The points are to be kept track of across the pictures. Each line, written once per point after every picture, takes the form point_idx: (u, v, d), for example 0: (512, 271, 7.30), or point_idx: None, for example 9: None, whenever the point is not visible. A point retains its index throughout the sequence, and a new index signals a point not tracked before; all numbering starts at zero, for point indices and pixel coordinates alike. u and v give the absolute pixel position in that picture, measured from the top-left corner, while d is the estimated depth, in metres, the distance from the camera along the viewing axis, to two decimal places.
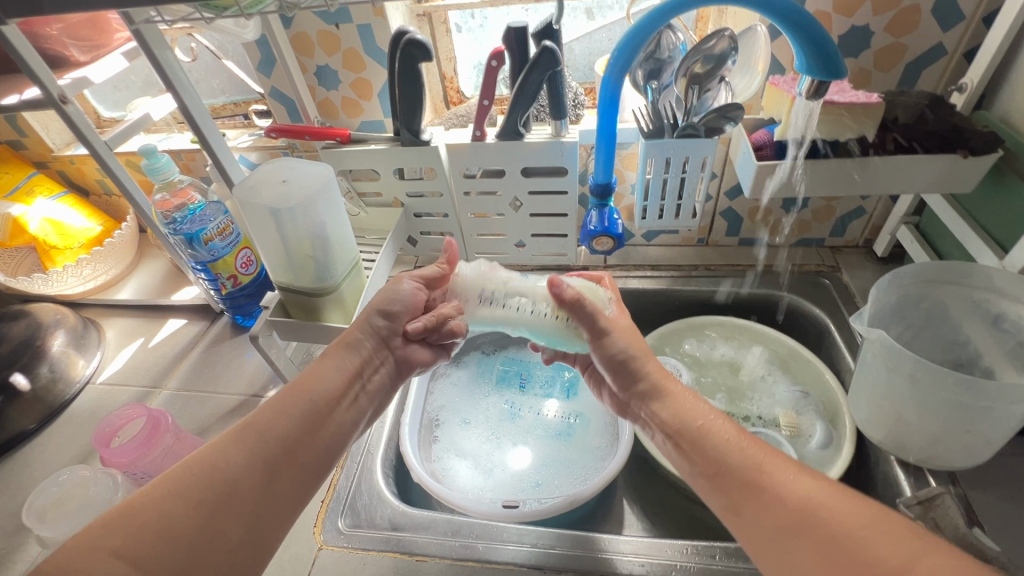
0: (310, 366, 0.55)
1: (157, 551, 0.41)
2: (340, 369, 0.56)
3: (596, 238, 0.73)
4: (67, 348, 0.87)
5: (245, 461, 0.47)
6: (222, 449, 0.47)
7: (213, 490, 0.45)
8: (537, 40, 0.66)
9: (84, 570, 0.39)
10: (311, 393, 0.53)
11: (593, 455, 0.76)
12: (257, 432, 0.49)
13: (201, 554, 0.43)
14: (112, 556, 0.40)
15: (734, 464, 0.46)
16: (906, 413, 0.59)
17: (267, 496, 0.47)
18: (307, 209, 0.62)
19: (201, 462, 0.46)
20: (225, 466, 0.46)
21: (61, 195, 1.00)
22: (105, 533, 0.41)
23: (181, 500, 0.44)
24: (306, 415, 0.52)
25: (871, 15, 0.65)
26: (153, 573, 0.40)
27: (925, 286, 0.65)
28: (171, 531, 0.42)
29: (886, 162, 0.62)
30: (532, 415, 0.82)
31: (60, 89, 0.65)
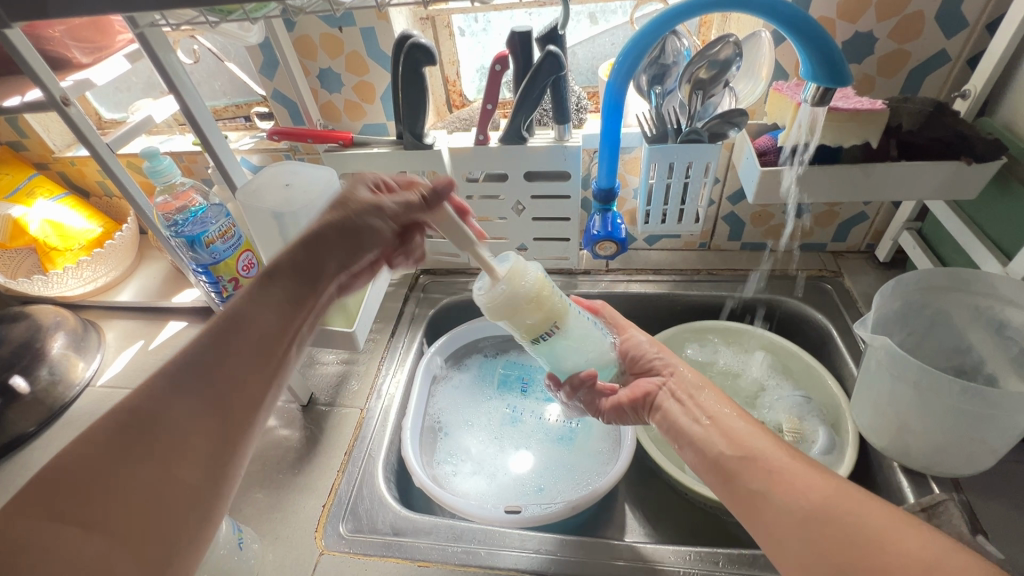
0: (243, 297, 0.48)
1: (109, 510, 0.37)
2: (279, 296, 0.50)
3: (599, 242, 0.73)
4: (67, 350, 0.87)
5: (195, 402, 0.43)
6: (159, 396, 0.42)
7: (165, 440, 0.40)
8: (542, 44, 0.66)
9: (34, 543, 0.34)
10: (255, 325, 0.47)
11: (595, 460, 0.76)
12: (202, 372, 0.44)
13: (160, 509, 0.38)
14: (57, 521, 0.35)
15: None
16: (910, 420, 0.59)
17: (227, 433, 0.43)
18: (311, 212, 0.62)
19: (145, 414, 0.41)
20: (173, 413, 0.41)
21: (62, 197, 1.00)
22: (41, 499, 0.36)
23: (130, 457, 0.39)
24: (252, 352, 0.46)
25: (875, 21, 0.65)
26: (115, 536, 0.36)
27: (928, 292, 0.65)
28: (126, 488, 0.38)
29: (889, 168, 0.62)
30: (533, 418, 0.82)
31: (62, 90, 0.65)
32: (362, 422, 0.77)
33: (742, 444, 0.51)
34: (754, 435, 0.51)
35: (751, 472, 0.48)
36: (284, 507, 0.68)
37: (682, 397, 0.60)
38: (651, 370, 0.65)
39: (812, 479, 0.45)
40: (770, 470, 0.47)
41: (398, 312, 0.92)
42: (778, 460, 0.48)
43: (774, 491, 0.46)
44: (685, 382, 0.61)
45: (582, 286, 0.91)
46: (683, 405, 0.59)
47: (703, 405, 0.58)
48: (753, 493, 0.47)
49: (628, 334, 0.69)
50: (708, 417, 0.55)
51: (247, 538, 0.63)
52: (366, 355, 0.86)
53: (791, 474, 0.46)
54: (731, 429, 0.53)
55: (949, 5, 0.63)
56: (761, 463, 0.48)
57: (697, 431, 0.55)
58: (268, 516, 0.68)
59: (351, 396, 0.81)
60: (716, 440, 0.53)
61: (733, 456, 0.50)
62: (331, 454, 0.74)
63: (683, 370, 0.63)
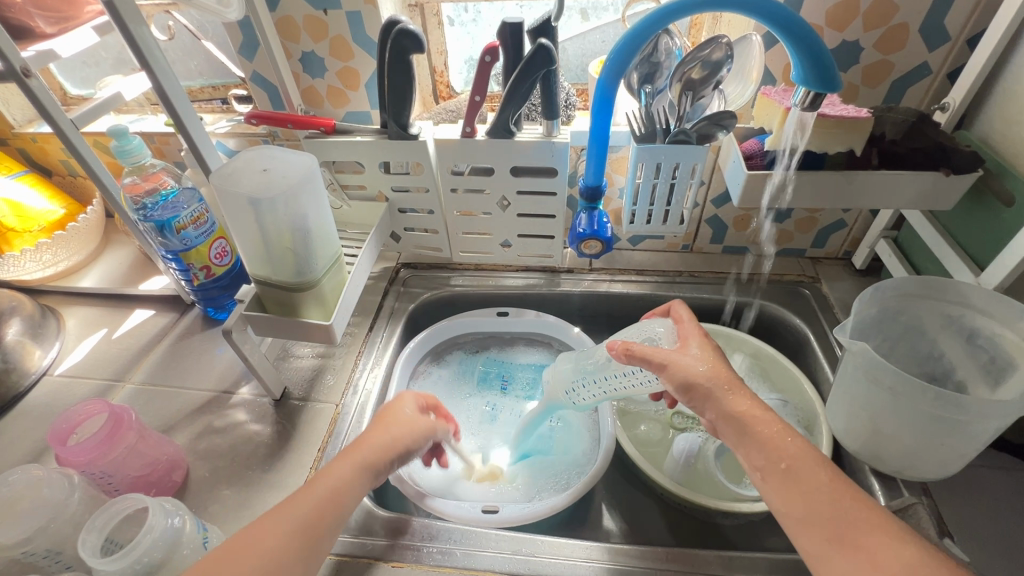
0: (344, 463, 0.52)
1: None
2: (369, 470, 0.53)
3: (585, 240, 0.72)
4: (22, 337, 0.83)
5: (270, 553, 0.45)
6: (259, 533, 0.46)
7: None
8: (534, 36, 0.65)
9: None
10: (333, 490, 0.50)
11: (574, 458, 0.76)
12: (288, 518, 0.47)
13: None
14: None
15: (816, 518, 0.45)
16: (884, 424, 0.60)
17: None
18: (289, 200, 0.59)
19: (223, 555, 0.44)
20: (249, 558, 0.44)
21: (21, 174, 0.95)
22: None
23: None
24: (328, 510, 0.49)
25: (862, 31, 0.66)
26: None
27: (904, 299, 0.66)
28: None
29: (871, 176, 0.63)
30: (513, 415, 0.81)
31: (23, 61, 0.61)
32: (337, 417, 0.74)
33: (796, 500, 0.47)
34: (812, 488, 0.47)
35: (809, 534, 0.46)
36: (252, 505, 0.66)
37: (737, 444, 0.51)
38: (698, 407, 0.53)
39: (882, 548, 0.43)
40: (827, 531, 0.45)
41: (377, 305, 0.89)
42: (840, 521, 0.45)
43: (836, 559, 0.44)
44: (738, 427, 0.50)
45: (564, 285, 0.91)
46: (740, 457, 0.51)
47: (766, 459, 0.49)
48: (810, 556, 0.46)
49: (671, 368, 0.53)
50: (757, 471, 0.50)
51: (211, 537, 0.59)
52: (343, 348, 0.83)
53: (864, 544, 0.43)
54: (784, 486, 0.48)
55: (933, 18, 0.64)
56: (826, 528, 0.45)
57: (756, 487, 0.50)
58: (235, 515, 0.65)
59: (326, 389, 0.78)
60: (769, 495, 0.49)
61: (789, 516, 0.47)
62: (304, 450, 0.71)
63: (731, 405, 0.51)
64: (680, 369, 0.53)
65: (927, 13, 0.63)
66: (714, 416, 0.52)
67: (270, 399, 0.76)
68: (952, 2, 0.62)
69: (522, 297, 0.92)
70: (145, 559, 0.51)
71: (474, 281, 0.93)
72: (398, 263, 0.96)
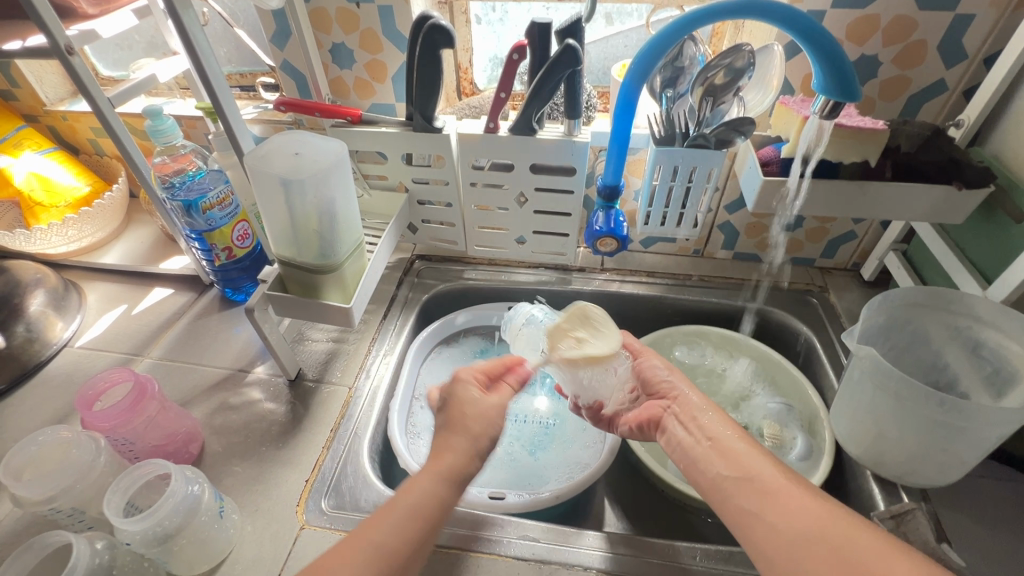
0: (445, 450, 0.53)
1: None
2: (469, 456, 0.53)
3: (601, 238, 0.74)
4: (45, 309, 0.85)
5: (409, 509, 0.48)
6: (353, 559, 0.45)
7: (376, 543, 0.46)
8: (561, 37, 0.67)
9: None
10: (441, 469, 0.51)
11: (579, 454, 0.77)
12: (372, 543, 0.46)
13: None
14: None
15: (755, 485, 0.50)
16: (887, 428, 0.61)
17: (423, 539, 0.48)
18: (318, 182, 0.61)
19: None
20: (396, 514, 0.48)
21: (50, 150, 0.97)
22: None
23: None
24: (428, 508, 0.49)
25: (881, 46, 0.67)
26: None
27: (911, 310, 0.68)
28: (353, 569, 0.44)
29: (884, 187, 0.64)
30: (519, 407, 0.82)
31: (68, 39, 0.63)
32: (350, 400, 0.76)
33: (742, 466, 0.52)
34: (755, 457, 0.52)
35: (745, 493, 0.50)
36: (264, 480, 0.67)
37: (685, 420, 0.60)
38: (660, 393, 0.65)
39: (804, 499, 0.47)
40: (765, 490, 0.49)
41: (391, 294, 0.91)
42: (774, 481, 0.49)
43: (765, 510, 0.48)
44: (689, 406, 0.61)
45: (575, 283, 0.92)
46: (686, 428, 0.59)
47: (706, 425, 0.58)
48: (746, 512, 0.49)
49: (644, 355, 0.69)
50: (708, 441, 0.56)
51: (228, 507, 0.61)
52: (357, 334, 0.85)
53: (786, 497, 0.47)
54: (732, 452, 0.54)
55: (952, 36, 0.65)
56: (759, 485, 0.50)
57: (699, 453, 0.56)
58: (249, 489, 0.66)
59: (339, 373, 0.79)
60: (715, 461, 0.54)
61: (730, 476, 0.52)
62: (316, 430, 0.72)
63: (689, 394, 0.62)
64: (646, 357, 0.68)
65: (945, 31, 0.65)
66: (672, 400, 0.63)
67: (285, 379, 0.78)
68: (972, 21, 0.64)
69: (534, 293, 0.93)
70: (163, 523, 0.55)
71: (487, 275, 0.95)
72: (412, 255, 0.98)
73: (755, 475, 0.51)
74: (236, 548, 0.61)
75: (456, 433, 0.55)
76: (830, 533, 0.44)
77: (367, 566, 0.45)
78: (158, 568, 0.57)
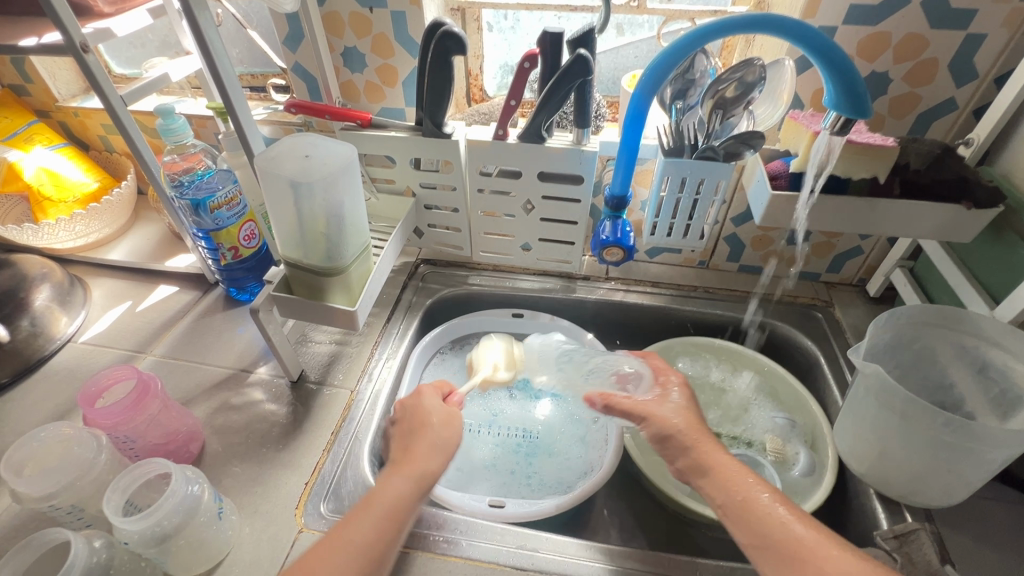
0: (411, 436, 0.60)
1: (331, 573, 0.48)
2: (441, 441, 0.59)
3: (607, 247, 0.75)
4: (51, 304, 0.85)
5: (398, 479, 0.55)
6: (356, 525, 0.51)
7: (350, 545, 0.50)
8: (573, 47, 0.67)
9: None
10: (414, 470, 0.56)
11: (574, 466, 0.76)
12: (363, 508, 0.53)
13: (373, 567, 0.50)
14: None
15: (772, 547, 0.50)
16: (892, 447, 0.61)
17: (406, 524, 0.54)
18: (328, 186, 0.61)
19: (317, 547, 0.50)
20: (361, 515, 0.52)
21: (61, 146, 0.98)
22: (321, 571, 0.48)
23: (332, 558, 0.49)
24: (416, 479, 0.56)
25: (892, 63, 0.67)
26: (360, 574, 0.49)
27: (918, 327, 0.67)
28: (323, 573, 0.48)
29: (893, 204, 0.64)
30: (515, 414, 0.82)
31: (83, 37, 0.64)
32: (351, 403, 0.75)
33: (757, 531, 0.51)
34: (773, 509, 0.52)
35: (767, 559, 0.50)
36: (264, 482, 0.67)
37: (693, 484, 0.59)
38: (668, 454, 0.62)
39: (830, 558, 0.47)
40: (785, 551, 0.49)
41: (396, 298, 0.91)
42: (798, 539, 0.49)
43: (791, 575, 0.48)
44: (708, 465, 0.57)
45: (580, 291, 0.92)
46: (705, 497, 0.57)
47: (715, 487, 0.56)
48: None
49: (650, 415, 0.63)
50: (719, 508, 0.55)
51: (227, 508, 0.61)
52: (361, 337, 0.85)
53: (813, 559, 0.48)
54: (748, 510, 0.52)
55: (964, 55, 0.65)
56: (781, 550, 0.49)
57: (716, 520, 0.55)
58: (248, 489, 0.66)
59: (341, 376, 0.79)
60: (733, 528, 0.53)
61: (749, 544, 0.51)
62: (317, 432, 0.72)
63: (710, 450, 0.58)
64: (658, 419, 0.62)
65: (956, 50, 0.65)
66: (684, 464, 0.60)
67: (287, 380, 0.78)
68: (985, 40, 0.64)
69: (538, 300, 0.93)
70: (162, 523, 0.54)
71: (492, 281, 0.95)
72: (418, 259, 0.98)
73: (774, 537, 0.50)
74: (233, 551, 0.60)
75: (422, 437, 0.59)
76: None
77: (369, 525, 0.52)
78: (156, 568, 0.57)
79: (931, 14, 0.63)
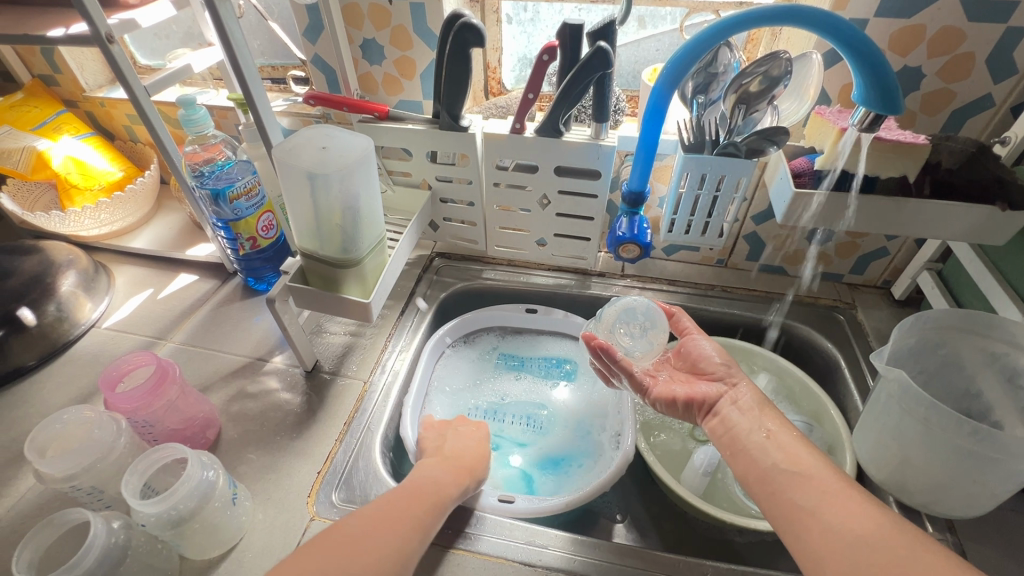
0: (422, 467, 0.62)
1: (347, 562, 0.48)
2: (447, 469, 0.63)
3: (623, 244, 0.73)
4: (76, 289, 0.87)
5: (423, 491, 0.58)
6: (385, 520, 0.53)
7: (408, 516, 0.54)
8: (593, 39, 0.66)
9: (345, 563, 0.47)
10: (456, 465, 0.64)
11: (579, 472, 0.75)
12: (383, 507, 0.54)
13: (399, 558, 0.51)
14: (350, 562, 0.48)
15: (810, 489, 0.51)
16: (913, 454, 0.59)
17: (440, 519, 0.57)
18: (344, 177, 0.61)
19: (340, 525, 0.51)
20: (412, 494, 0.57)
21: (87, 136, 1.00)
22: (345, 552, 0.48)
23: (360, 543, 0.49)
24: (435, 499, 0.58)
25: (925, 57, 0.65)
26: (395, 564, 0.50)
27: (943, 332, 0.65)
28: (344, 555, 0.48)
29: (923, 204, 0.62)
30: (521, 402, 0.83)
31: (108, 27, 0.65)
32: (364, 394, 0.76)
33: (799, 459, 0.53)
34: (812, 455, 0.54)
35: (805, 490, 0.51)
36: (277, 469, 0.68)
37: (745, 407, 0.60)
38: (715, 375, 0.65)
39: (866, 508, 0.48)
40: (818, 490, 0.50)
41: (409, 291, 0.91)
42: (833, 484, 0.50)
43: (825, 511, 0.49)
44: (748, 396, 0.61)
45: (594, 288, 0.92)
46: (743, 414, 0.60)
47: (763, 418, 0.59)
48: (802, 510, 0.50)
49: (694, 338, 0.70)
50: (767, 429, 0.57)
51: (241, 494, 0.62)
52: (374, 329, 0.85)
53: (846, 498, 0.49)
54: (790, 446, 0.55)
55: (1002, 49, 0.62)
56: (816, 485, 0.51)
57: (755, 440, 0.57)
58: (262, 477, 0.67)
59: (354, 367, 0.80)
60: (771, 452, 0.55)
61: (788, 470, 0.53)
62: (329, 422, 0.73)
63: (746, 384, 0.63)
64: (703, 345, 0.68)
65: (995, 44, 0.62)
66: (730, 383, 0.63)
67: (302, 370, 0.79)
68: None
69: (552, 296, 0.93)
70: (178, 507, 0.55)
71: (506, 276, 0.94)
72: (432, 252, 0.98)
73: (814, 472, 0.52)
74: (246, 536, 0.61)
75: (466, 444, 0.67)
76: (891, 547, 0.44)
77: (401, 524, 0.53)
78: (172, 551, 0.58)
79: (967, 6, 0.61)
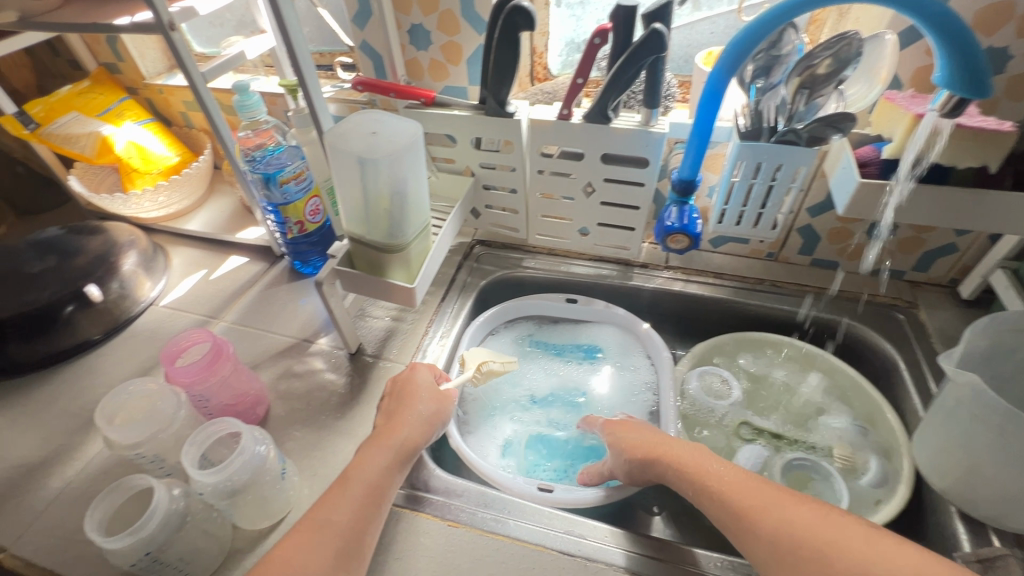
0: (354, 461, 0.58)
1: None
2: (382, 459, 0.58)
3: (672, 234, 0.71)
4: (137, 269, 0.91)
5: (344, 495, 0.54)
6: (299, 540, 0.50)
7: (329, 523, 0.52)
8: (646, 22, 0.64)
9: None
10: (389, 443, 0.60)
11: None
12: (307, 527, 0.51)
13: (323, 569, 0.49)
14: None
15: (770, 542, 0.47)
16: (982, 464, 0.55)
17: (375, 516, 0.54)
18: (393, 162, 0.61)
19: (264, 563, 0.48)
20: (329, 501, 0.53)
21: (147, 122, 1.04)
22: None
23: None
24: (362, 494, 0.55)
25: (1013, 37, 0.60)
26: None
27: (1021, 335, 0.61)
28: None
29: (1005, 197, 0.57)
30: (557, 394, 0.83)
31: (170, 15, 0.67)
32: None
33: (753, 514, 0.50)
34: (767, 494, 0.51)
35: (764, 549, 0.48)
36: (323, 447, 0.70)
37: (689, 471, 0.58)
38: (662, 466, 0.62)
39: (834, 533, 0.45)
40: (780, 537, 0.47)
41: (450, 278, 0.92)
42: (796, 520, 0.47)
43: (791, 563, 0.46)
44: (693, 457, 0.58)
45: (636, 279, 0.90)
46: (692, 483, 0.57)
47: (710, 472, 0.56)
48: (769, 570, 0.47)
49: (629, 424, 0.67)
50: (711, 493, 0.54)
51: (289, 469, 0.64)
52: (415, 315, 0.86)
53: (812, 533, 0.46)
54: (745, 494, 0.52)
55: None
56: (778, 540, 0.47)
57: (718, 506, 0.53)
58: (308, 454, 0.69)
59: (395, 351, 0.81)
60: (731, 519, 0.51)
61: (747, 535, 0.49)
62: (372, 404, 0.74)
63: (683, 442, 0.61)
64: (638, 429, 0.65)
65: None
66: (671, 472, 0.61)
67: (346, 352, 0.81)
68: None
69: (592, 286, 0.92)
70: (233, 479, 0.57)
71: (546, 265, 0.94)
72: (473, 239, 0.98)
73: (769, 520, 0.48)
74: (294, 509, 0.64)
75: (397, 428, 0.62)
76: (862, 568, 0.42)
77: (325, 540, 0.50)
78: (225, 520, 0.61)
79: None
